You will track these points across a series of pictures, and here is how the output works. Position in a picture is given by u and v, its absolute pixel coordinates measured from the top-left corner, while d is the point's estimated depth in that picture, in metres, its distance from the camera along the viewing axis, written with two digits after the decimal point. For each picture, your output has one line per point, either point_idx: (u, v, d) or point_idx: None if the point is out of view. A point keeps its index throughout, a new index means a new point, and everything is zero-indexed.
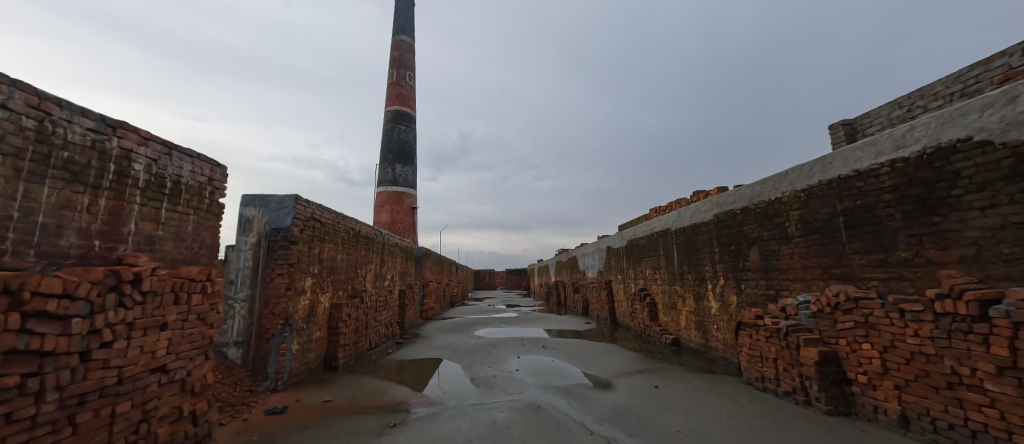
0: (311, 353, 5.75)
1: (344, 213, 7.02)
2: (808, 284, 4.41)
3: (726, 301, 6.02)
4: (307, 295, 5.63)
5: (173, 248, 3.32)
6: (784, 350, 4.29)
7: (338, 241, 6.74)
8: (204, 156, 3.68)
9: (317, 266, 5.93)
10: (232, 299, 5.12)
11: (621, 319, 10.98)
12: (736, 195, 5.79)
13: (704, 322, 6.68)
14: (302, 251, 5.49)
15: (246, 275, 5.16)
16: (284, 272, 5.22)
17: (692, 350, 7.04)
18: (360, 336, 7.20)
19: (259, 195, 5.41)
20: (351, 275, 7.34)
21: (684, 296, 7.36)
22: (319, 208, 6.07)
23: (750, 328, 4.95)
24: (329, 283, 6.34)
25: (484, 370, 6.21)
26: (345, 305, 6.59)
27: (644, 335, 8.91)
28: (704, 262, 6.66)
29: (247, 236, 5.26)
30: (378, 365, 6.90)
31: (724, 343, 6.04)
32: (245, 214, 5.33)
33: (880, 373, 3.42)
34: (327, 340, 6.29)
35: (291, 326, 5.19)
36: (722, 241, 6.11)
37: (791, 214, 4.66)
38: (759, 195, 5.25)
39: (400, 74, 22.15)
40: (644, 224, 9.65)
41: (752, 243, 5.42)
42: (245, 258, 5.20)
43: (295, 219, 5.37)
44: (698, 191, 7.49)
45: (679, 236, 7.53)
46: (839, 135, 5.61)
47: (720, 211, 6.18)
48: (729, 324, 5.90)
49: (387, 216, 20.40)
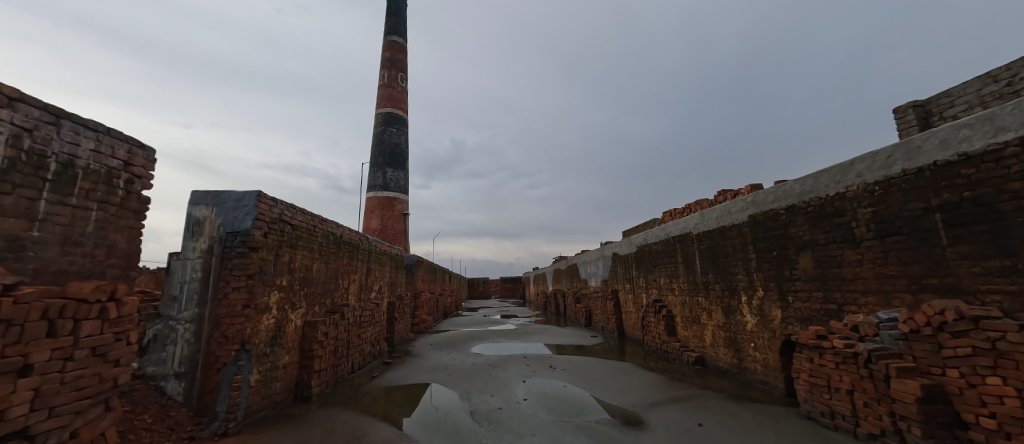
0: (276, 384, 4.76)
1: (322, 216, 6.07)
2: (888, 298, 3.61)
3: (766, 316, 5.19)
4: (272, 313, 4.65)
5: (59, 255, 2.37)
6: (866, 382, 3.44)
7: (313, 248, 5.78)
8: (116, 131, 2.76)
9: (286, 277, 4.96)
10: (174, 321, 4.09)
11: (631, 332, 10.10)
12: (778, 192, 4.99)
13: (736, 339, 5.85)
14: (265, 260, 4.52)
15: (193, 290, 4.15)
16: (243, 286, 4.23)
17: (721, 371, 6.18)
18: (339, 358, 6.20)
19: (213, 191, 4.44)
20: (330, 286, 6.36)
21: (709, 308, 6.53)
22: (290, 208, 5.12)
23: (811, 350, 4.10)
24: (301, 298, 5.37)
25: (485, 399, 5.23)
26: (321, 323, 5.60)
27: (660, 351, 8.04)
28: (736, 270, 5.84)
29: (196, 241, 4.29)
30: (360, 392, 5.90)
31: (765, 365, 5.20)
32: (194, 215, 4.34)
33: (1019, 418, 2.58)
34: (297, 365, 5.28)
35: (248, 352, 4.19)
36: (761, 246, 5.30)
37: (861, 212, 3.87)
38: (812, 191, 4.46)
39: (391, 75, 21.32)
40: (657, 228, 8.83)
41: (801, 248, 4.62)
42: (193, 269, 4.19)
43: (257, 220, 4.40)
44: (724, 190, 6.70)
45: (703, 240, 6.71)
46: (909, 119, 4.91)
47: (757, 211, 5.38)
48: (772, 343, 5.07)
49: (377, 223, 19.39)
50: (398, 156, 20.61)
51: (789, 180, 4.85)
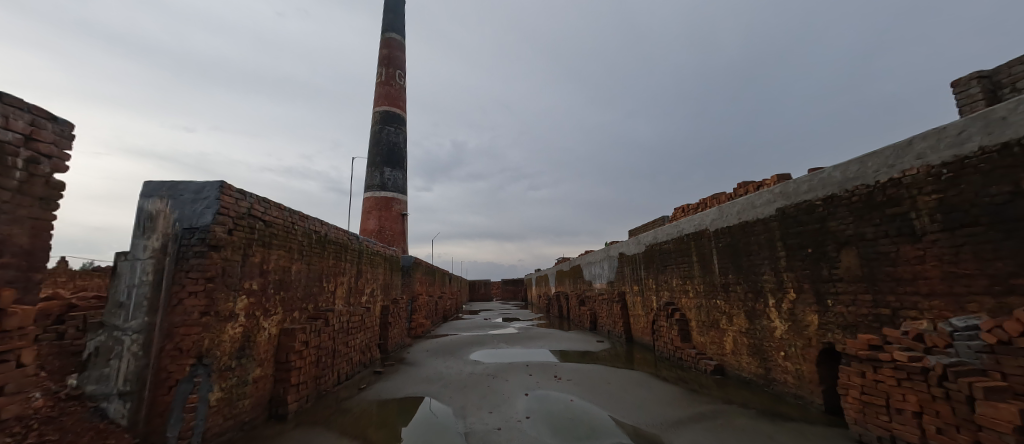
0: (244, 402, 4.20)
1: (303, 212, 5.50)
2: (961, 302, 3.02)
3: (799, 321, 4.59)
4: (237, 321, 4.08)
5: None
6: (942, 404, 2.83)
7: (292, 247, 5.21)
8: (13, 97, 2.21)
9: (256, 280, 4.40)
10: (120, 331, 3.50)
11: (639, 337, 9.52)
12: (813, 181, 4.41)
13: (762, 347, 5.27)
14: (229, 261, 3.96)
15: (143, 295, 3.57)
16: (201, 291, 3.67)
17: (744, 383, 5.59)
18: (323, 369, 5.63)
19: (169, 181, 3.87)
20: (313, 289, 5.81)
21: (730, 313, 5.94)
22: (262, 202, 4.55)
23: (863, 363, 3.49)
24: (276, 303, 4.81)
25: (482, 417, 4.63)
26: (300, 331, 5.02)
27: (673, 359, 7.45)
28: (761, 270, 5.25)
29: (148, 238, 3.71)
30: (344, 407, 5.32)
31: (798, 377, 4.62)
32: (145, 209, 3.76)
33: None
34: (271, 379, 4.71)
35: (207, 367, 3.68)
36: (792, 243, 4.71)
37: (923, 200, 3.29)
38: (856, 178, 3.87)
39: (388, 73, 20.81)
40: (668, 226, 8.23)
41: (843, 244, 4.03)
42: (143, 271, 3.62)
43: (220, 215, 3.84)
44: (745, 182, 6.12)
45: (722, 237, 6.13)
46: (975, 92, 4.33)
47: (786, 203, 4.79)
48: (807, 352, 4.48)
49: (375, 223, 18.89)
50: (396, 155, 20.07)
51: (827, 167, 4.26)
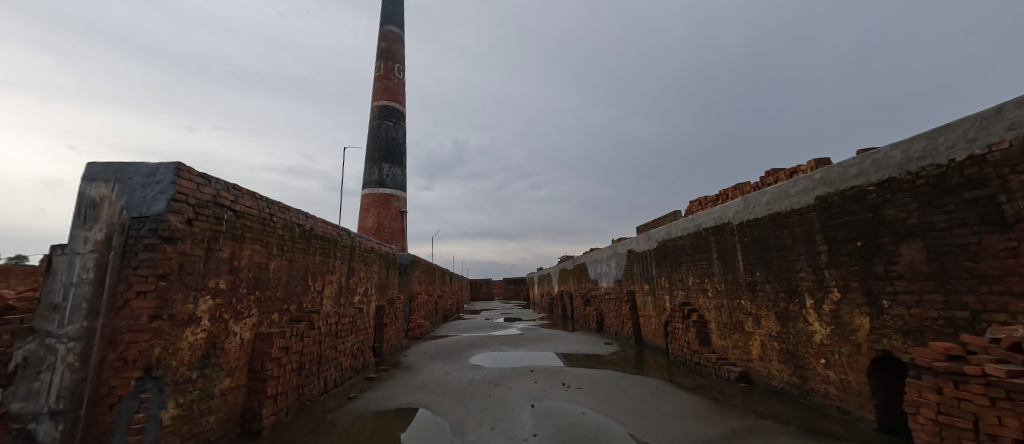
0: (209, 418, 3.64)
1: (283, 203, 4.95)
2: None
3: (845, 325, 4.02)
4: (198, 327, 3.52)
5: None
6: None
7: (270, 242, 4.66)
8: None
9: (223, 278, 3.85)
10: (53, 339, 2.87)
11: (650, 339, 8.96)
12: (864, 164, 3.82)
13: (796, 353, 4.70)
14: (188, 256, 3.41)
15: (82, 296, 2.98)
16: (151, 291, 3.12)
17: (774, 392, 5.02)
18: (307, 376, 5.09)
19: (117, 163, 3.31)
20: (296, 288, 5.26)
21: (756, 314, 5.37)
22: (232, 190, 4.00)
23: (939, 377, 2.91)
24: (249, 305, 4.26)
25: (482, 434, 4.06)
26: (278, 336, 4.48)
27: (689, 363, 6.88)
28: (796, 266, 4.68)
29: (89, 229, 3.12)
30: (329, 418, 4.77)
31: (844, 388, 4.05)
32: (87, 195, 3.21)
33: None
34: (244, 391, 4.16)
35: (157, 380, 3.12)
36: (836, 236, 4.13)
37: (1017, 180, 2.71)
38: (923, 157, 3.29)
39: (387, 66, 20.25)
40: (683, 220, 7.64)
41: (904, 236, 3.45)
42: (82, 268, 3.02)
43: (175, 202, 3.28)
44: (773, 170, 5.54)
45: (747, 231, 5.56)
46: None
47: (828, 191, 4.22)
48: (856, 361, 3.91)
49: (373, 221, 18.36)
50: (395, 151, 19.54)
51: (882, 147, 3.68)
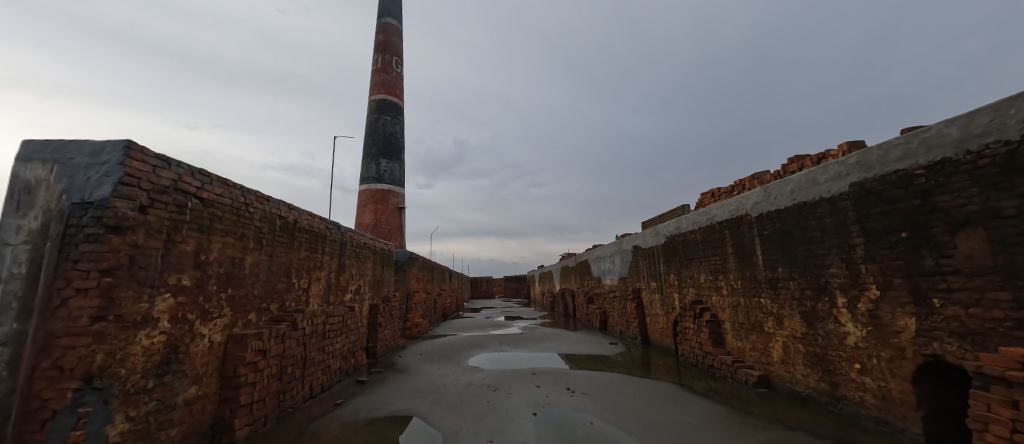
0: (170, 432, 3.22)
1: (261, 193, 4.53)
2: None
3: (885, 326, 3.58)
4: (153, 330, 3.09)
5: None
6: None
7: (245, 234, 4.24)
8: None
9: (186, 275, 3.42)
10: None
11: (658, 339, 8.53)
12: (911, 145, 3.38)
13: (824, 356, 4.27)
14: (140, 249, 2.98)
15: (11, 294, 2.51)
16: (93, 288, 2.69)
17: (798, 398, 4.60)
18: (289, 381, 4.68)
19: (58, 141, 2.89)
20: (278, 286, 4.85)
21: (778, 313, 4.95)
22: (198, 174, 3.58)
23: (1014, 389, 2.47)
24: (220, 304, 3.84)
25: None
26: (254, 338, 4.06)
27: (701, 366, 6.46)
28: (826, 261, 4.24)
29: (23, 217, 2.69)
30: (310, 428, 4.34)
31: (883, 397, 3.62)
32: (21, 178, 2.78)
33: None
34: (214, 399, 3.75)
35: (100, 391, 2.69)
36: (874, 227, 3.69)
37: None
38: (988, 133, 2.85)
39: (385, 59, 19.79)
40: (694, 213, 7.21)
41: (961, 225, 3.01)
42: (12, 261, 2.58)
43: (123, 186, 2.85)
44: (797, 157, 5.09)
45: (768, 223, 5.12)
46: None
47: (865, 177, 3.78)
48: (898, 366, 3.48)
49: (371, 217, 17.96)
50: (393, 146, 19.11)
51: (933, 124, 3.23)
